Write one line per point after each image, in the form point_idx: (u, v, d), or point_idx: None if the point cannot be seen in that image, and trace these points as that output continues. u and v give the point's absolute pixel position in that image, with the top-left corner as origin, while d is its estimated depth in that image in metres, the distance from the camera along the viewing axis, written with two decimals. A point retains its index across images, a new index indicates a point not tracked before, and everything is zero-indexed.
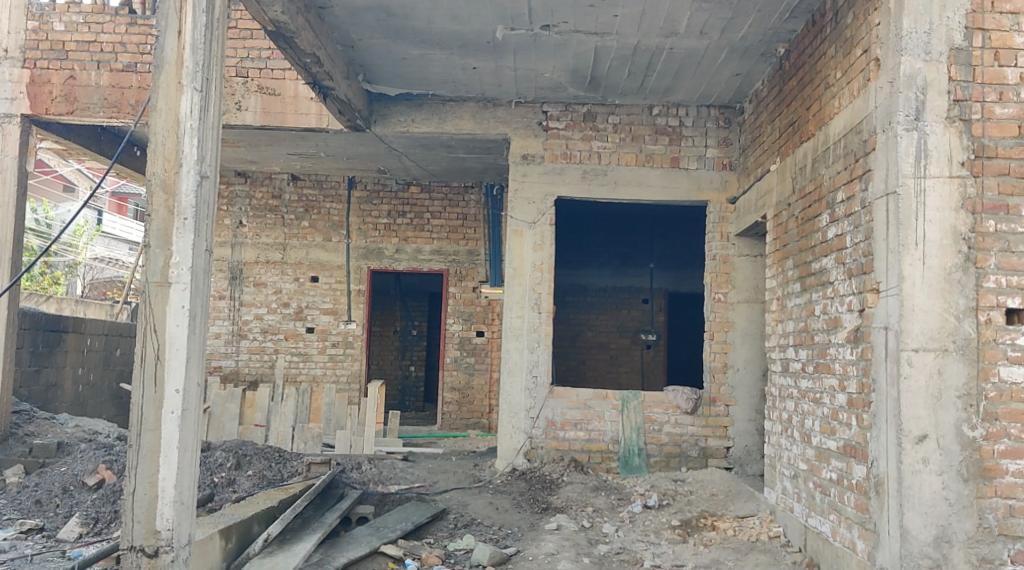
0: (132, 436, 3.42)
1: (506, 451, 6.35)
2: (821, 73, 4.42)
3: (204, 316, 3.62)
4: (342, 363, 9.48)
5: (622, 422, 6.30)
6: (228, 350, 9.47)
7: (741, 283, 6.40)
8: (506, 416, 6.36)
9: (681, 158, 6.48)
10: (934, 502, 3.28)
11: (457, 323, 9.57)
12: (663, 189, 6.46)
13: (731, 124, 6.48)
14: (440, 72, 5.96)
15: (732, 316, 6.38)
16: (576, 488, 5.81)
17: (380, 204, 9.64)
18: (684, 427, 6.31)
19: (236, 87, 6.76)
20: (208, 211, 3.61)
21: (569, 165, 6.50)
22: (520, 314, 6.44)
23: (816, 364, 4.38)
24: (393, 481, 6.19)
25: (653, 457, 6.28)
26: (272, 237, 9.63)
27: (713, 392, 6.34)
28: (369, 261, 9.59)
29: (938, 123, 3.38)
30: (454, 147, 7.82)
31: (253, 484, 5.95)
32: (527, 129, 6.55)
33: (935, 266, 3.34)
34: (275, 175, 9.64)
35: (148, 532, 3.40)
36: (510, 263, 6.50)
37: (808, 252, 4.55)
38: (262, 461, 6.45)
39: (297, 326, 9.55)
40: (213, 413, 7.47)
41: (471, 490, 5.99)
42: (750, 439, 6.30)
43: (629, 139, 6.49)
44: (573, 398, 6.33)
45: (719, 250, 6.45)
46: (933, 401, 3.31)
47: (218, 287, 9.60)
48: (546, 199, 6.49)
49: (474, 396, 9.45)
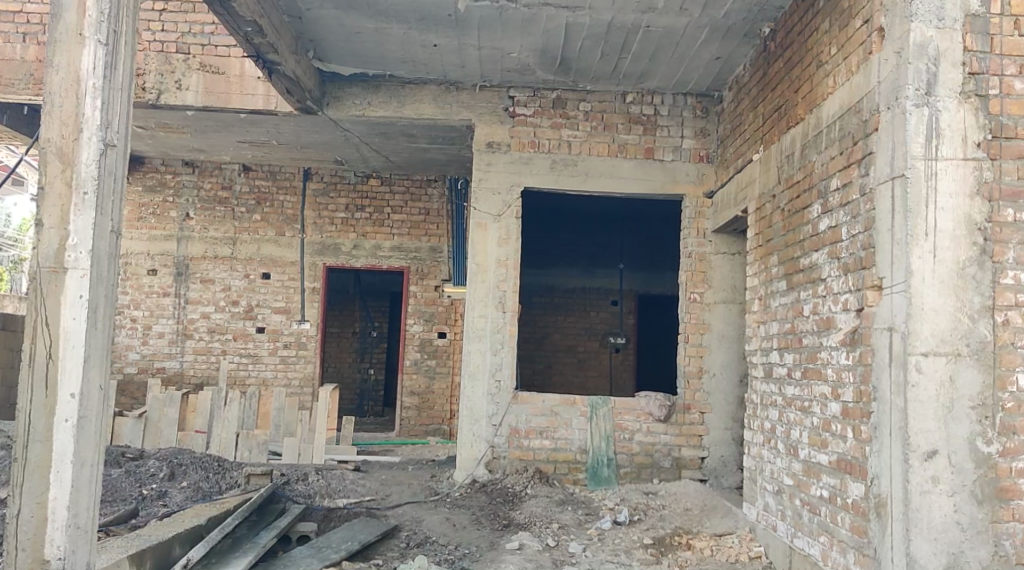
0: (18, 448, 2.88)
1: (466, 461, 5.88)
2: (813, 50, 4.04)
3: (110, 307, 3.08)
4: (293, 365, 8.92)
5: (590, 431, 5.88)
6: (172, 351, 8.88)
7: (718, 282, 6.01)
8: (466, 423, 5.90)
9: (656, 149, 6.08)
10: (944, 526, 2.90)
11: (417, 323, 9.07)
12: (637, 182, 6.06)
13: (709, 114, 6.11)
14: (397, 49, 5.49)
15: (707, 317, 5.99)
16: (540, 503, 5.36)
17: (337, 196, 9.12)
18: (656, 436, 5.91)
19: (176, 64, 6.21)
20: (116, 186, 3.08)
21: (537, 154, 6.07)
22: (483, 314, 5.98)
23: (804, 370, 3.99)
24: (341, 494, 5.68)
25: (622, 468, 5.86)
26: (221, 231, 9.05)
27: (688, 398, 5.94)
28: (324, 257, 9.06)
29: (952, 98, 3.01)
30: (414, 135, 7.36)
31: (186, 497, 5.37)
32: (492, 115, 6.11)
33: (947, 259, 2.97)
34: (225, 165, 9.07)
35: (35, 562, 2.86)
36: (472, 259, 6.04)
37: (796, 247, 4.17)
38: (199, 471, 5.89)
39: (247, 325, 8.97)
40: (149, 418, 6.83)
41: (427, 505, 5.50)
42: (725, 449, 5.91)
43: (601, 128, 6.08)
44: (538, 405, 5.89)
45: (695, 247, 6.05)
46: (944, 412, 2.93)
47: (162, 284, 8.99)
48: (512, 190, 6.06)
49: (435, 400, 8.96)
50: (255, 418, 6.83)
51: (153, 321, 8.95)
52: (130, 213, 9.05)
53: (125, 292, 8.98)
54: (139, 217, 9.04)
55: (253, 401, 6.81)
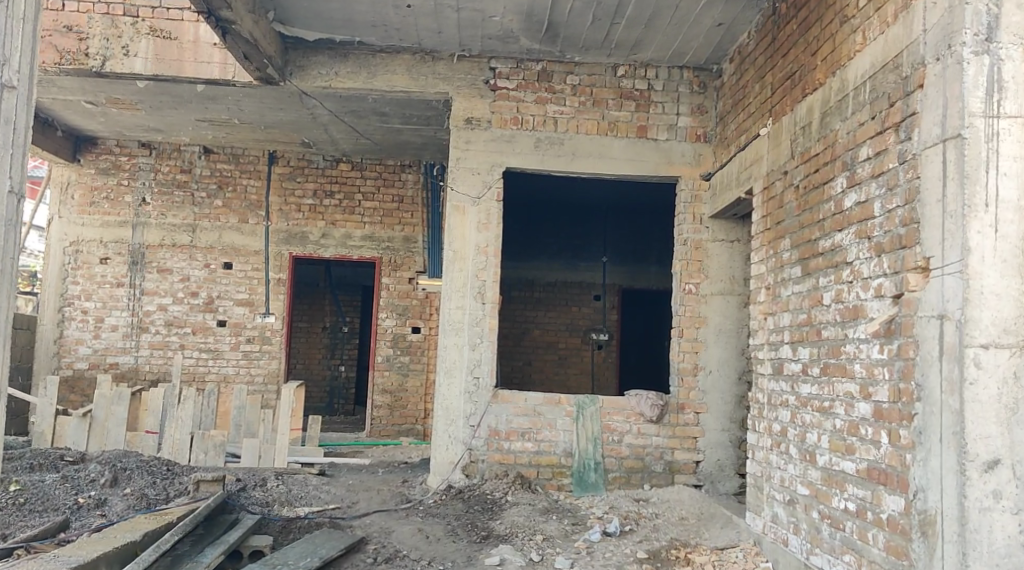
0: None
1: (441, 466, 5.40)
2: (836, 5, 3.68)
3: (7, 286, 2.55)
4: (257, 362, 8.33)
5: (577, 433, 5.40)
6: (126, 345, 8.26)
7: (714, 272, 5.56)
8: (441, 425, 5.41)
9: (650, 127, 5.62)
10: (1007, 551, 2.52)
11: (390, 317, 8.52)
12: (629, 163, 5.59)
13: (706, 89, 5.65)
14: (367, 10, 4.97)
15: (704, 310, 5.54)
16: (523, 512, 4.86)
17: (305, 181, 8.56)
18: (647, 438, 5.44)
19: (123, 28, 5.54)
20: (15, 137, 2.56)
21: (521, 131, 5.59)
22: (461, 305, 5.49)
23: (824, 366, 3.58)
24: (303, 502, 5.13)
25: (611, 473, 5.39)
26: (180, 218, 8.44)
27: (681, 398, 5.48)
28: (291, 246, 8.48)
29: (1015, 45, 2.67)
30: (387, 114, 6.88)
31: (128, 506, 4.69)
32: (471, 88, 5.60)
33: (1009, 235, 2.61)
34: (185, 147, 8.48)
35: None
36: (450, 245, 5.54)
37: (813, 227, 3.78)
38: (145, 477, 5.23)
39: (207, 319, 8.37)
40: (95, 417, 6.20)
41: (397, 514, 4.99)
42: (723, 453, 5.45)
43: (590, 103, 5.60)
44: (519, 404, 5.42)
45: (691, 233, 5.59)
46: (1007, 415, 2.55)
47: (116, 274, 8.36)
48: (493, 169, 5.57)
49: (408, 399, 8.42)
50: (214, 417, 6.28)
51: (105, 314, 8.31)
52: (81, 197, 8.40)
53: (76, 282, 8.33)
54: (91, 201, 8.40)
55: (211, 400, 6.23)
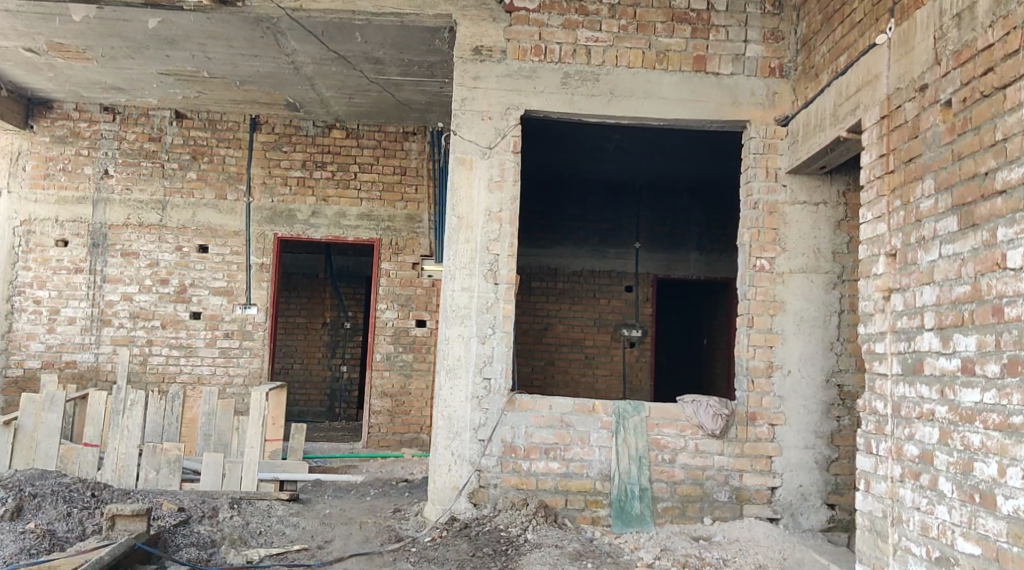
0: None
1: (441, 492, 4.19)
2: None
3: None
4: (236, 360, 7.17)
5: (616, 450, 4.18)
6: (85, 340, 7.13)
7: (794, 243, 4.31)
8: (442, 439, 4.20)
9: (710, 58, 4.39)
10: None
11: (390, 309, 7.31)
12: (682, 104, 4.37)
13: (782, 9, 4.42)
14: None
15: (781, 293, 4.29)
16: (547, 558, 3.65)
17: (292, 151, 7.39)
18: (708, 457, 4.20)
19: None
20: None
21: (543, 64, 4.37)
22: (467, 286, 4.28)
23: (1011, 363, 2.39)
24: (260, 541, 3.95)
25: (661, 503, 4.16)
26: (148, 192, 7.29)
27: (752, 406, 4.23)
28: (276, 226, 7.31)
29: None
30: (383, 60, 5.72)
31: (20, 548, 3.51)
32: (480, 9, 4.39)
33: None
34: (154, 111, 7.34)
35: None
36: (453, 209, 4.32)
37: (983, 154, 2.58)
38: (59, 506, 4.05)
39: (179, 309, 7.21)
40: (21, 427, 4.79)
41: (381, 558, 3.79)
42: (806, 476, 4.19)
43: (633, 28, 4.37)
44: (542, 413, 4.21)
45: (764, 194, 4.35)
46: None
47: (73, 259, 7.23)
48: (508, 113, 4.36)
49: (411, 404, 7.23)
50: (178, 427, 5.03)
51: (61, 305, 7.18)
52: (34, 168, 7.27)
53: (28, 268, 7.21)
54: (45, 174, 7.27)
55: (175, 404, 5.02)
